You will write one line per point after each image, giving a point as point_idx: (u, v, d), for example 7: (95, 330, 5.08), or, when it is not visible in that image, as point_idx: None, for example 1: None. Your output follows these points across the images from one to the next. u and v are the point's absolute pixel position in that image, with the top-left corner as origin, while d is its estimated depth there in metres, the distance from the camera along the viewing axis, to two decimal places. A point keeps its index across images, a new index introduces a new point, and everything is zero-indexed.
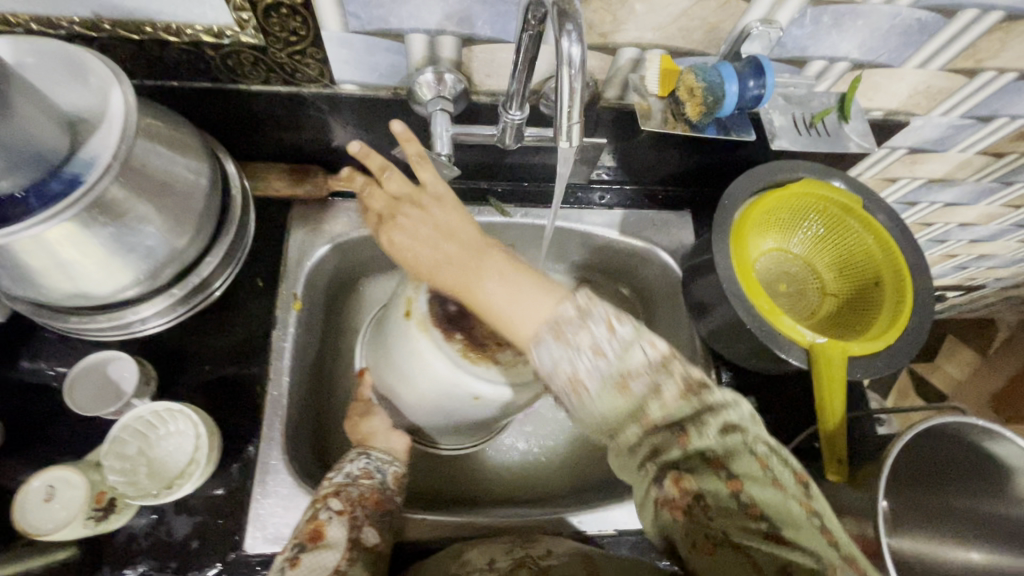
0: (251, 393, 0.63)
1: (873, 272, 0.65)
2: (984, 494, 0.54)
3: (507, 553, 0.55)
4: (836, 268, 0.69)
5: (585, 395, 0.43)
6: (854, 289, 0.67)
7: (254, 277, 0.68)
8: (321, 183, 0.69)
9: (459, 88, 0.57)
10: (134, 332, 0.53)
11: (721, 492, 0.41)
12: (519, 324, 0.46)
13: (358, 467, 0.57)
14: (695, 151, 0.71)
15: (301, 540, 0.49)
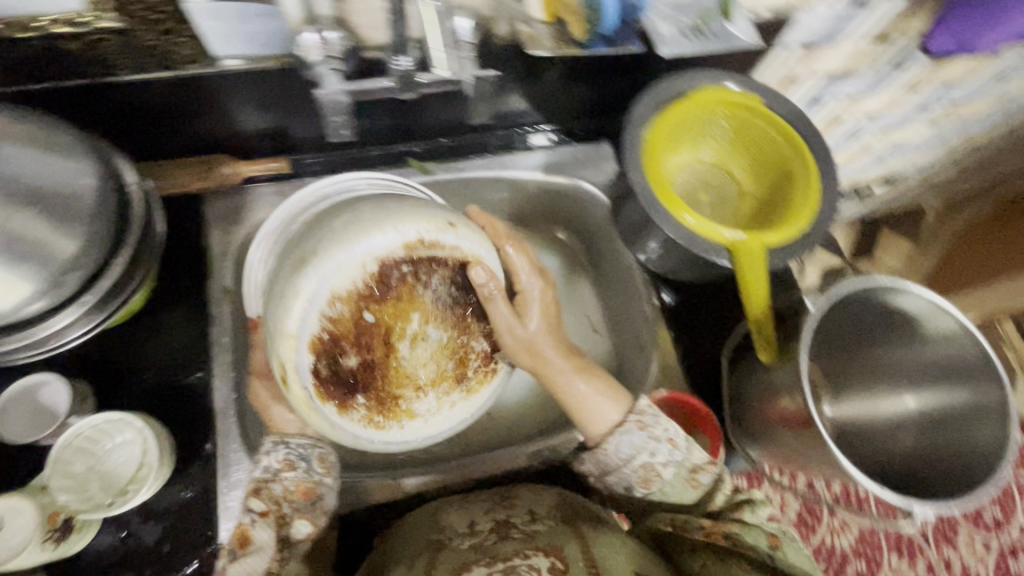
0: (197, 392, 0.62)
1: (783, 165, 0.68)
2: (896, 340, 0.61)
3: (485, 514, 0.59)
4: (750, 168, 0.71)
5: (655, 485, 0.57)
6: (769, 184, 0.70)
7: (180, 278, 0.67)
8: (230, 172, 0.67)
9: (346, 45, 0.54)
10: (51, 351, 0.50)
11: (762, 543, 0.54)
12: (601, 417, 0.58)
13: (278, 458, 0.53)
14: (602, 79, 0.71)
15: (232, 546, 0.49)
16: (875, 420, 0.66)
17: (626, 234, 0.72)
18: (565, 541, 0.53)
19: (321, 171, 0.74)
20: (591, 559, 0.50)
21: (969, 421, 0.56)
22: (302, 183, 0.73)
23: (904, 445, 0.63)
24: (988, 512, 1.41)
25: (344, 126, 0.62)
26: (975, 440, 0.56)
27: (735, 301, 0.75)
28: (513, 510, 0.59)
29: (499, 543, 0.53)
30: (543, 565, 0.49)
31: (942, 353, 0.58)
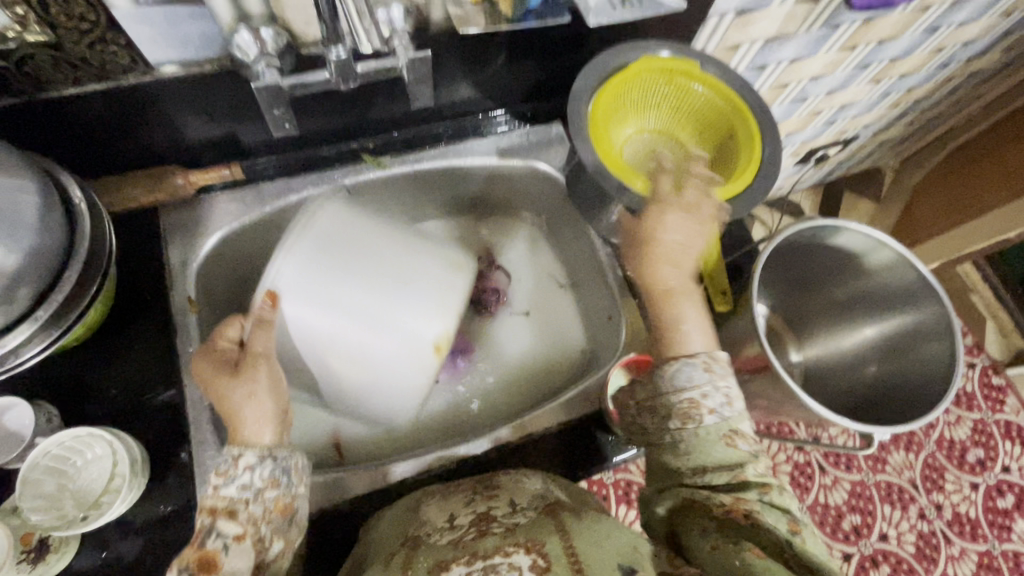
0: (167, 403, 0.61)
1: (725, 125, 0.70)
2: (848, 278, 0.68)
3: (467, 506, 0.56)
4: (694, 132, 0.73)
5: (693, 423, 0.53)
6: (714, 144, 0.72)
7: (141, 293, 0.66)
8: (182, 182, 0.67)
9: (281, 42, 0.55)
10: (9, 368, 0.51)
11: (782, 524, 0.49)
12: (689, 339, 0.57)
13: (232, 458, 0.51)
14: (544, 60, 0.73)
15: (189, 565, 0.46)
16: (839, 354, 0.73)
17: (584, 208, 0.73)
18: (547, 534, 0.49)
19: (275, 174, 0.74)
20: (575, 553, 0.46)
21: (919, 342, 0.64)
22: (258, 189, 0.73)
23: (869, 373, 0.69)
24: (972, 454, 1.44)
25: (284, 118, 0.60)
26: (929, 356, 0.63)
27: None
28: (495, 501, 0.56)
29: (478, 539, 0.50)
30: (524, 563, 0.46)
31: (883, 280, 0.65)
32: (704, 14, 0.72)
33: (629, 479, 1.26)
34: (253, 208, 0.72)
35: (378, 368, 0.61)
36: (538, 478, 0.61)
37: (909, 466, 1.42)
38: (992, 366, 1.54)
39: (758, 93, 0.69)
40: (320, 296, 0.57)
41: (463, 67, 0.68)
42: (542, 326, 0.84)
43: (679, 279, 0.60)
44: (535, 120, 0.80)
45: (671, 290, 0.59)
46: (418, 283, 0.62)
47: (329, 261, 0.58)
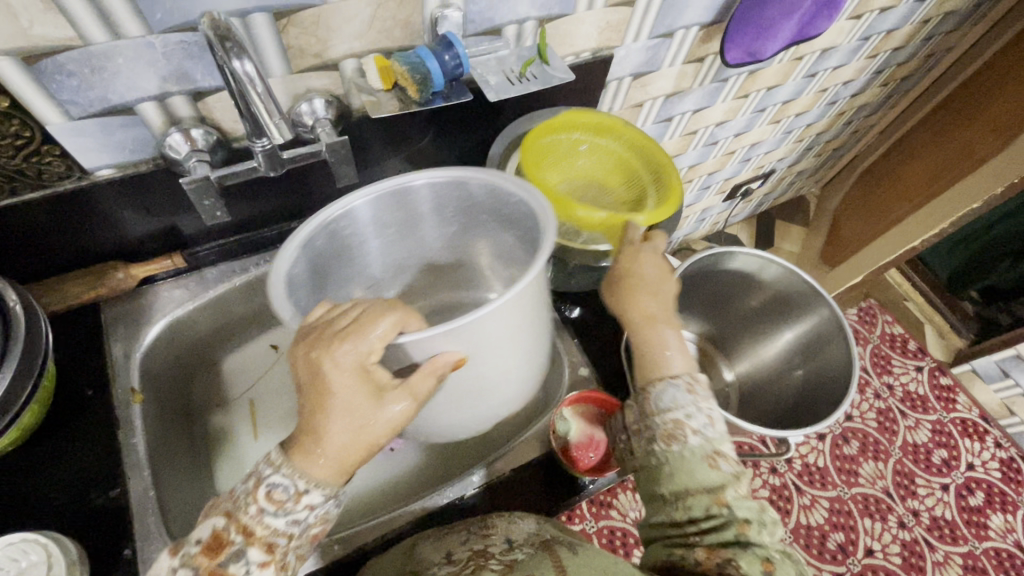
0: (107, 499, 0.60)
1: (637, 165, 0.78)
2: (756, 292, 0.76)
3: (464, 543, 0.56)
4: (617, 174, 0.80)
5: (678, 444, 0.52)
6: (635, 181, 0.78)
7: (82, 389, 0.67)
8: (123, 276, 0.70)
9: (211, 139, 0.61)
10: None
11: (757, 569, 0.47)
12: (666, 361, 0.57)
13: (298, 491, 0.44)
14: (467, 135, 0.80)
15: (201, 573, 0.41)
16: (772, 362, 0.79)
17: (515, 211, 0.61)
18: (542, 569, 0.49)
19: (219, 259, 0.77)
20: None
21: (826, 341, 0.70)
22: (200, 275, 0.77)
23: (798, 377, 0.75)
24: (937, 455, 1.48)
25: (216, 208, 0.65)
26: (836, 353, 0.69)
27: None
28: (489, 534, 0.58)
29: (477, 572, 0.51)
30: None
31: (783, 289, 0.73)
32: (600, 80, 0.81)
33: (613, 525, 1.22)
34: (195, 294, 0.75)
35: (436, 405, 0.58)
36: (531, 518, 0.61)
37: (881, 475, 1.44)
38: (937, 367, 1.61)
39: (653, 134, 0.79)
40: (491, 352, 0.55)
41: (388, 146, 0.74)
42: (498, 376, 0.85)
43: (650, 303, 0.60)
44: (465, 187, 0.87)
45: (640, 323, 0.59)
46: (530, 370, 0.65)
47: (509, 340, 0.56)
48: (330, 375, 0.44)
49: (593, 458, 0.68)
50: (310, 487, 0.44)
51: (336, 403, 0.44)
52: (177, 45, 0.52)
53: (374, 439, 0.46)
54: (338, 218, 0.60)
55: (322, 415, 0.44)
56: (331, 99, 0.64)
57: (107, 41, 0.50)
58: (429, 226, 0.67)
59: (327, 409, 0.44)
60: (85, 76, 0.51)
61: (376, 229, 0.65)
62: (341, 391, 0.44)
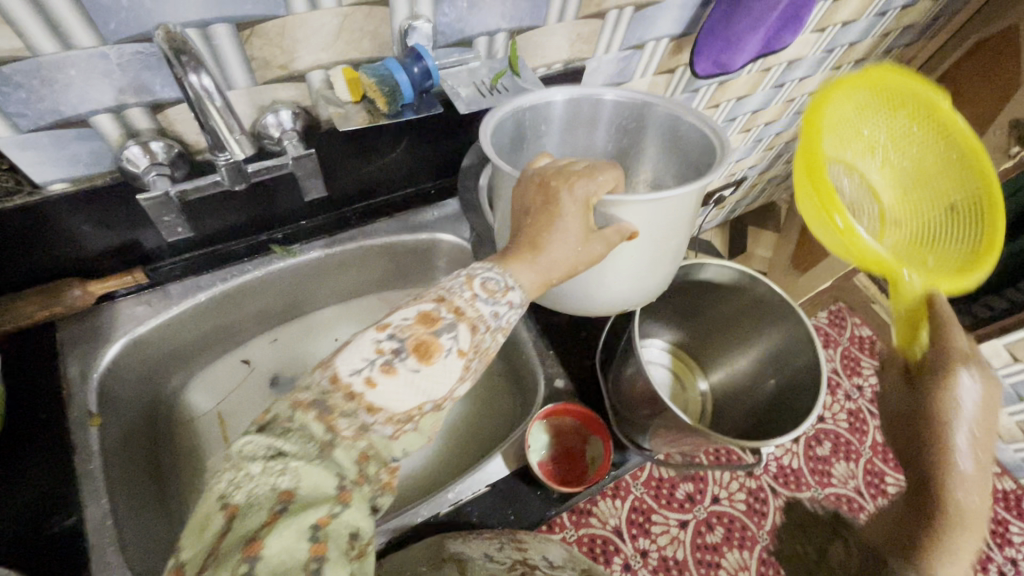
0: (63, 529, 0.58)
1: (947, 188, 0.68)
2: (724, 302, 0.78)
3: (500, 549, 0.59)
4: (899, 183, 0.73)
5: None
6: (913, 203, 0.71)
7: (34, 414, 0.64)
8: (80, 293, 0.67)
9: (173, 152, 0.59)
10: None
11: None
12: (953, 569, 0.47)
13: (505, 284, 0.50)
14: (440, 145, 0.79)
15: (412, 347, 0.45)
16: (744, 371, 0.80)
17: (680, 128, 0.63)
18: None
19: (184, 274, 0.75)
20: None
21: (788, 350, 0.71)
22: (163, 290, 0.74)
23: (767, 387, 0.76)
24: None
25: (176, 224, 0.62)
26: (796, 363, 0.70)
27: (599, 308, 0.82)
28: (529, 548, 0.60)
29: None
30: None
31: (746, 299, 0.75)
32: None
33: (593, 533, 1.20)
34: (162, 310, 0.73)
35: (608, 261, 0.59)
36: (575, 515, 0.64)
37: (852, 475, 1.44)
38: None
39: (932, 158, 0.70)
40: (676, 231, 0.58)
41: (358, 156, 0.73)
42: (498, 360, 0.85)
43: (971, 495, 0.48)
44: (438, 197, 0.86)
45: (962, 513, 0.48)
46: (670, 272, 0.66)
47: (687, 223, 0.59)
48: (563, 199, 0.50)
49: (564, 470, 0.71)
50: (515, 285, 0.50)
51: (552, 222, 0.50)
52: (133, 55, 0.51)
53: (579, 258, 0.52)
54: (539, 107, 0.64)
55: (536, 238, 0.51)
56: (298, 110, 0.63)
57: (58, 52, 0.48)
58: (605, 131, 0.69)
59: (553, 227, 0.51)
60: (35, 88, 0.49)
61: (566, 120, 0.67)
62: (549, 211, 0.51)
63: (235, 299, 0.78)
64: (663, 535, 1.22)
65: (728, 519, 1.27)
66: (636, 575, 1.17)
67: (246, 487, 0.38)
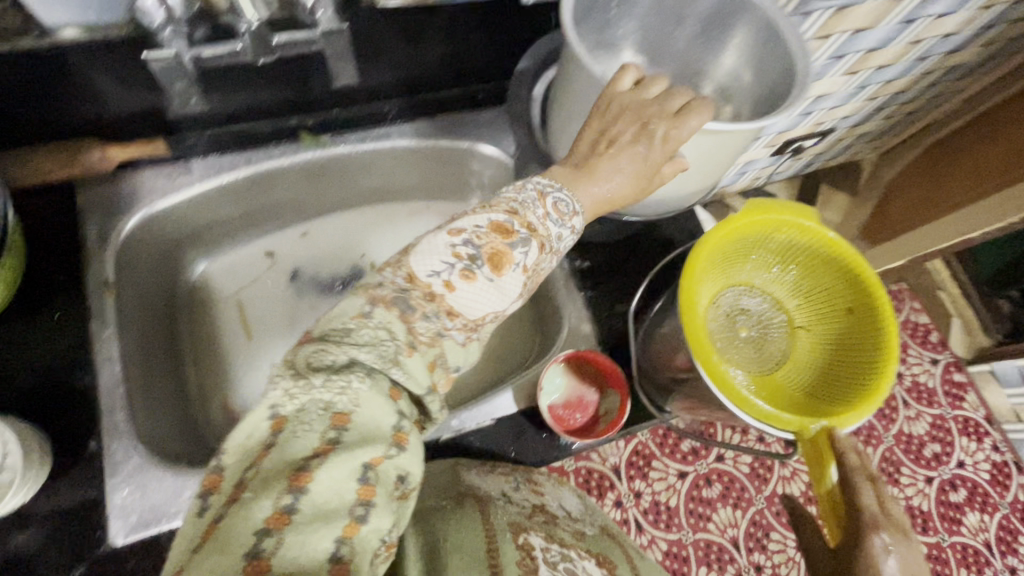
0: (78, 390, 0.59)
1: (839, 305, 0.55)
2: None
3: (518, 491, 0.61)
4: (806, 301, 0.58)
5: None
6: (828, 314, 0.56)
7: (54, 274, 0.64)
8: (99, 156, 0.63)
9: (191, 8, 0.56)
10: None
11: None
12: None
13: (572, 209, 0.49)
14: (492, 40, 0.69)
15: (486, 252, 0.44)
16: None
17: (765, 52, 0.55)
18: (611, 551, 0.59)
19: (208, 150, 0.70)
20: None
21: None
22: (186, 164, 0.70)
23: None
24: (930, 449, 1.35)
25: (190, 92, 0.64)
26: None
27: (647, 254, 0.74)
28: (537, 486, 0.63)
29: (545, 527, 0.56)
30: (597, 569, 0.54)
31: None
32: None
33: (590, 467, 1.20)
34: (185, 183, 0.69)
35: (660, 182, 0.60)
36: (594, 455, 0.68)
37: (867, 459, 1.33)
38: (954, 363, 1.43)
39: (815, 281, 0.56)
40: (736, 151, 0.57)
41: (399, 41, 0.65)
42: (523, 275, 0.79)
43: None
44: (485, 103, 0.77)
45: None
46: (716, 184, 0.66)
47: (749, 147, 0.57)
48: (653, 132, 0.50)
49: (579, 418, 0.68)
50: (579, 212, 0.50)
51: (630, 145, 0.50)
52: None
53: (639, 189, 0.52)
54: None
55: (605, 158, 0.51)
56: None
57: None
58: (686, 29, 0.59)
59: (614, 152, 0.51)
60: None
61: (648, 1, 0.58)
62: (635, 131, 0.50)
63: (261, 185, 0.74)
64: (660, 481, 1.21)
65: (728, 479, 1.24)
66: (625, 512, 1.17)
67: (297, 398, 0.35)
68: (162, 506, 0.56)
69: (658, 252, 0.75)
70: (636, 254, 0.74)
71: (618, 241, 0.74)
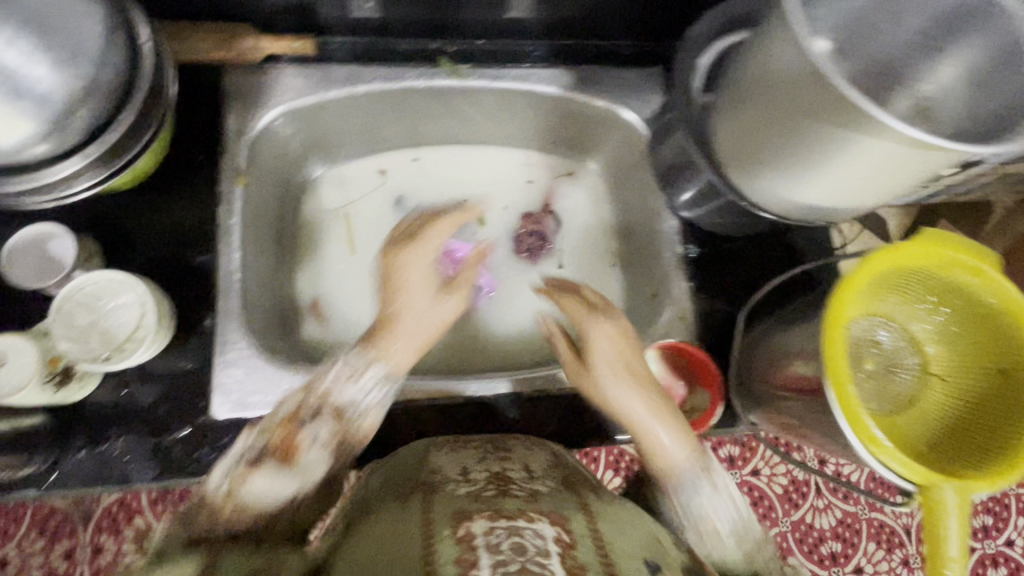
0: (200, 267, 0.63)
1: (990, 362, 0.50)
2: None
3: (479, 462, 0.52)
4: (950, 346, 0.53)
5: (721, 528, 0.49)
6: (971, 367, 0.51)
7: (191, 153, 0.66)
8: (251, 45, 0.64)
9: None
10: (27, 206, 0.50)
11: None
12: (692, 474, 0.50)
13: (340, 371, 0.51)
14: None
15: (271, 446, 0.46)
16: None
17: (1000, 74, 0.48)
18: (570, 509, 0.44)
19: (347, 59, 0.70)
20: (614, 557, 0.40)
21: None
22: (326, 70, 0.70)
23: None
24: None
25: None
26: None
27: (767, 257, 0.70)
28: (511, 461, 0.53)
29: (499, 498, 0.45)
30: (550, 533, 0.40)
31: None
32: None
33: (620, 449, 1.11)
34: (321, 88, 0.69)
35: (819, 176, 0.49)
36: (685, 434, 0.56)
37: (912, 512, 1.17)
38: None
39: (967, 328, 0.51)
40: (907, 168, 0.46)
41: None
42: (631, 254, 0.79)
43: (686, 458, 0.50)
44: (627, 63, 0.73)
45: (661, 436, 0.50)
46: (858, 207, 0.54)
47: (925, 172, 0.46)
48: (432, 272, 0.58)
49: None
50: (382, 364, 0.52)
51: (410, 307, 0.55)
52: None
53: (423, 344, 0.55)
54: None
55: (394, 311, 0.55)
56: None
57: None
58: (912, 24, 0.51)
59: (406, 304, 0.55)
60: None
61: None
62: (417, 293, 0.56)
63: (390, 103, 0.73)
64: None
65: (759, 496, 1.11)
66: None
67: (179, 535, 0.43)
68: (261, 393, 0.60)
69: (779, 257, 0.70)
70: (755, 256, 0.70)
71: (738, 237, 0.71)
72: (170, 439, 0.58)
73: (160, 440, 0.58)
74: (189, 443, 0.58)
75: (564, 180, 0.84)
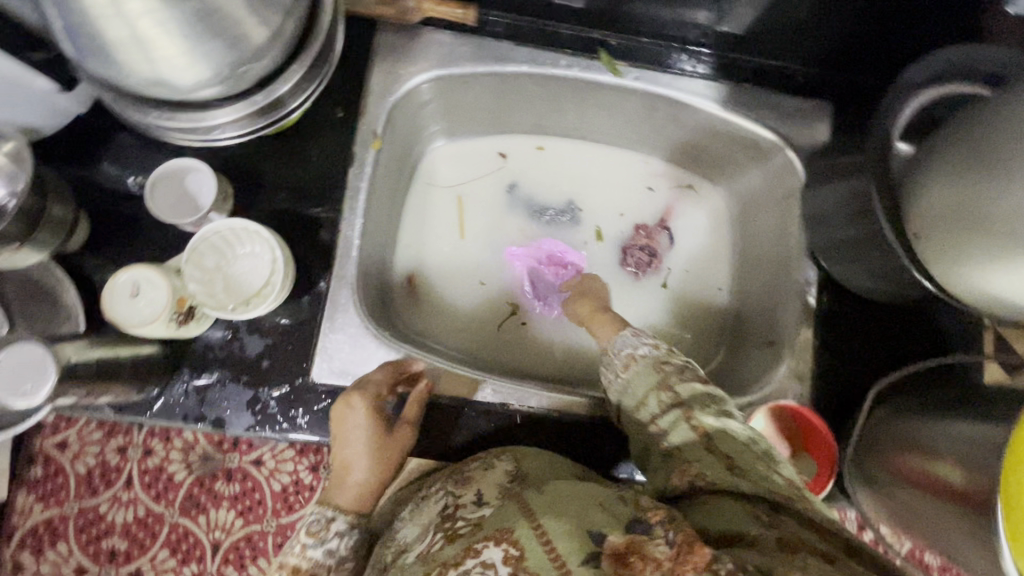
0: (322, 225, 0.62)
1: None
2: None
3: (441, 507, 0.50)
4: None
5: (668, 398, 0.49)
6: None
7: (331, 107, 0.64)
8: (413, 6, 0.62)
9: None
10: (168, 135, 0.49)
11: (721, 469, 0.42)
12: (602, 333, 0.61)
13: (326, 518, 0.51)
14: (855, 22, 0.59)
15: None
16: None
17: None
18: (513, 519, 0.40)
19: (503, 35, 0.67)
20: (555, 543, 0.36)
21: None
22: (480, 42, 0.66)
23: None
24: None
25: None
26: None
27: (906, 329, 0.65)
28: (459, 493, 0.51)
29: (444, 548, 0.42)
30: (496, 560, 0.38)
31: None
32: None
33: None
34: (469, 61, 0.66)
35: None
36: (652, 394, 0.50)
37: None
38: None
39: None
40: None
41: None
42: (745, 288, 0.75)
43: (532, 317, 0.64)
44: (791, 90, 0.68)
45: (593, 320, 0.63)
46: None
47: None
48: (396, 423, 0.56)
49: None
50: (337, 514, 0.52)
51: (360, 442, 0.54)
52: None
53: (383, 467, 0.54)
54: None
55: (346, 461, 0.54)
56: None
57: None
58: None
59: (354, 459, 0.54)
60: None
61: None
62: (359, 445, 0.54)
63: (533, 88, 0.69)
64: None
65: None
66: None
67: None
68: (363, 366, 0.59)
69: (919, 333, 0.65)
70: (892, 325, 0.65)
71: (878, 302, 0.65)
72: (269, 393, 0.58)
73: (259, 392, 0.58)
74: (286, 402, 0.58)
75: (688, 197, 0.79)
